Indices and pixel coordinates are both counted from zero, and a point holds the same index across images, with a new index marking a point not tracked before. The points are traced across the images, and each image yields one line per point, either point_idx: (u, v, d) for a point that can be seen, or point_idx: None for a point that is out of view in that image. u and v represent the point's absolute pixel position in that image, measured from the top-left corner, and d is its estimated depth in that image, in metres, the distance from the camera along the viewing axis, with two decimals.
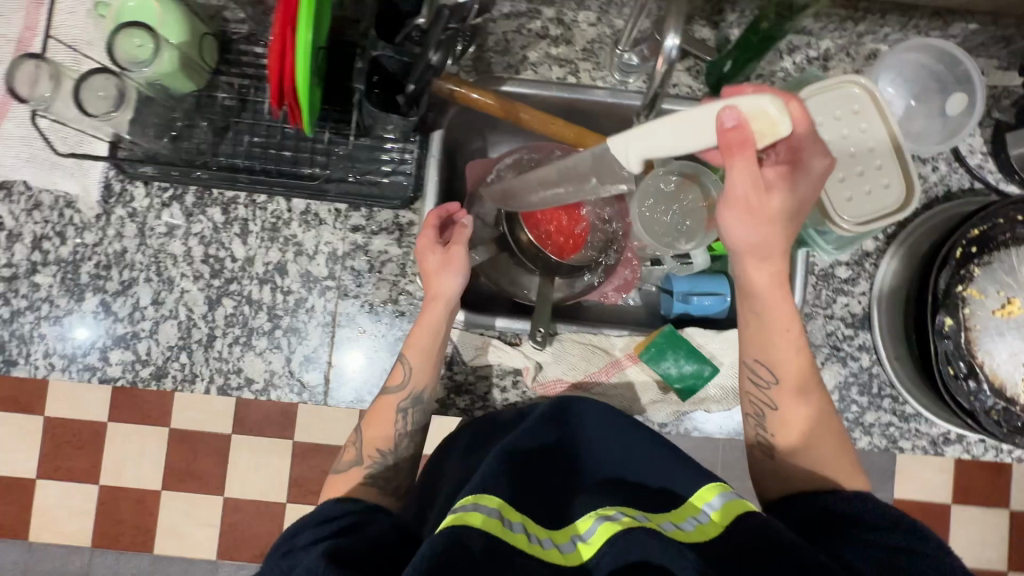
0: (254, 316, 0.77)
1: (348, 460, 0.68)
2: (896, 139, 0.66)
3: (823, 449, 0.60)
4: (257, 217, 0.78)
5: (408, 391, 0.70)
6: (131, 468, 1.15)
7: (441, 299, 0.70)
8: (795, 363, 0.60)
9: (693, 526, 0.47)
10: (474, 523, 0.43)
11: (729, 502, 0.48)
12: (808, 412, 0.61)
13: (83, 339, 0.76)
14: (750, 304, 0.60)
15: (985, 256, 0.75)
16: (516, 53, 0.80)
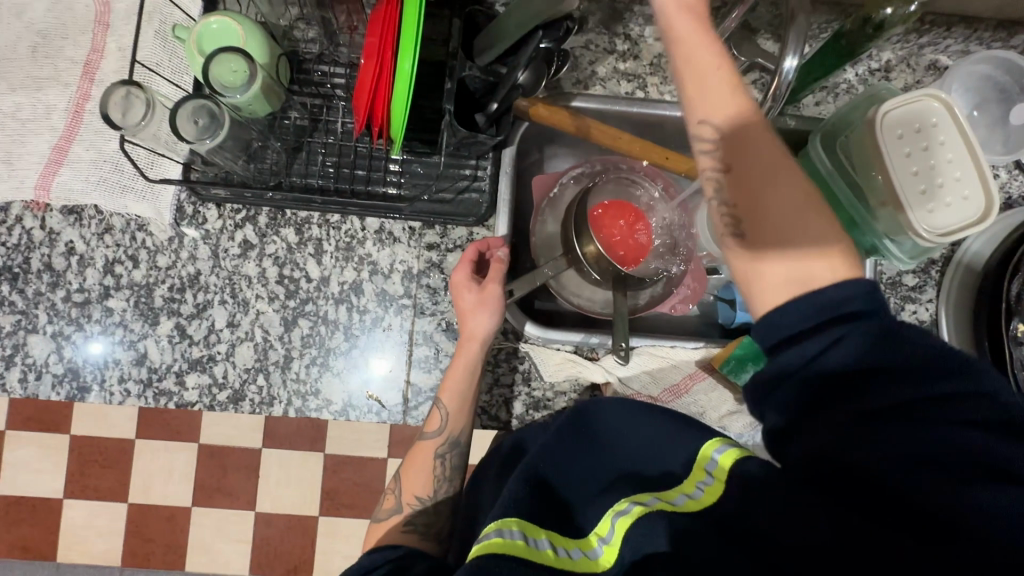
0: (330, 336, 0.77)
1: (388, 508, 0.69)
2: (975, 152, 0.68)
3: (811, 220, 0.49)
4: (332, 237, 0.77)
5: (445, 437, 0.70)
6: (161, 486, 0.94)
7: (476, 339, 0.70)
8: (750, 118, 0.52)
9: (702, 491, 0.48)
10: (496, 547, 0.46)
11: (728, 453, 0.50)
12: (790, 196, 0.49)
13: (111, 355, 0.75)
14: (682, 53, 0.54)
15: None
16: (585, 69, 0.81)
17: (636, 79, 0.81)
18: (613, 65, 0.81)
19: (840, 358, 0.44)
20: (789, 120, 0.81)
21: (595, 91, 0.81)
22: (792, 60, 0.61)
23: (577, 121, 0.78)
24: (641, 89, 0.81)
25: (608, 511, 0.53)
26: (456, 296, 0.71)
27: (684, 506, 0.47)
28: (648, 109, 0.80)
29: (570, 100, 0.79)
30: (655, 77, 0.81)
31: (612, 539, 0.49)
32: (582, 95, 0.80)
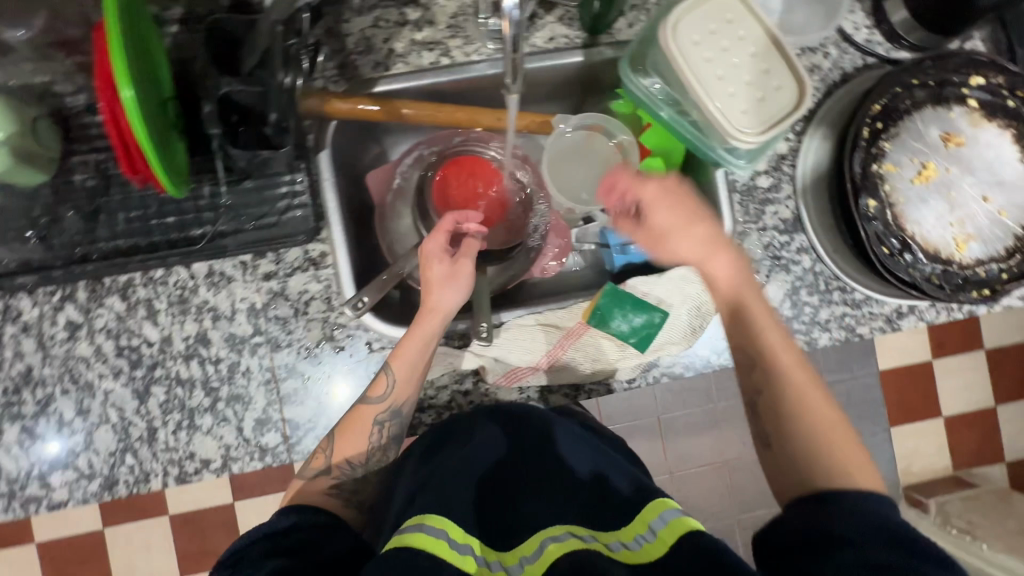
0: (190, 395, 0.73)
1: (315, 466, 0.67)
2: (776, 39, 0.65)
3: (818, 430, 0.59)
4: (161, 293, 0.72)
5: (388, 405, 0.68)
6: (143, 555, 1.31)
7: (439, 312, 0.68)
8: (770, 328, 0.63)
9: (639, 546, 0.52)
10: (417, 545, 0.50)
11: (676, 520, 0.53)
12: (800, 369, 0.61)
13: (59, 450, 0.71)
14: (741, 330, 0.64)
15: (891, 129, 0.75)
16: (380, 49, 0.75)
17: (438, 46, 0.76)
18: (410, 37, 0.76)
19: (814, 515, 0.52)
20: (604, 51, 0.77)
21: (397, 70, 0.76)
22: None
23: (382, 107, 0.73)
24: (445, 56, 0.76)
25: (536, 534, 0.56)
26: (424, 264, 0.70)
27: (618, 555, 0.52)
28: (458, 76, 0.76)
29: (373, 87, 0.75)
30: (457, 39, 0.76)
31: (534, 561, 0.53)
32: (384, 78, 0.75)
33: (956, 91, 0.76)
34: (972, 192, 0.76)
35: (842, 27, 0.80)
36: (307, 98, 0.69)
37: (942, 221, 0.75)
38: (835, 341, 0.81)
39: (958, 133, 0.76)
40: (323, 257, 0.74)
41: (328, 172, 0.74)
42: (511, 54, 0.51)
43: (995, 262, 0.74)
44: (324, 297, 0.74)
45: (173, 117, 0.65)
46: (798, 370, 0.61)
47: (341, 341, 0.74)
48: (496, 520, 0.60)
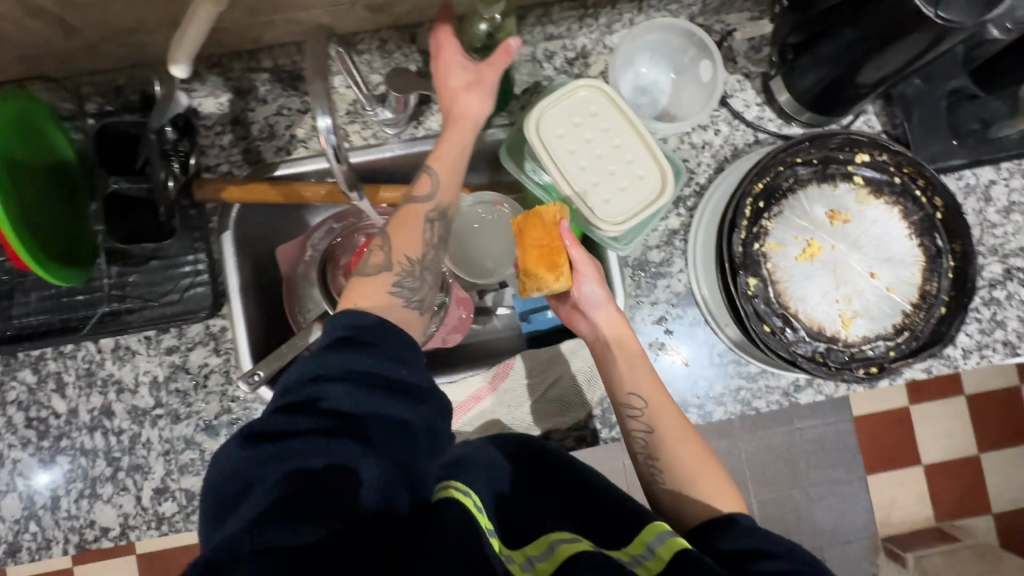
0: (93, 465, 0.76)
1: None
2: (638, 130, 0.67)
3: (700, 464, 0.66)
4: (70, 366, 0.77)
5: None
6: None
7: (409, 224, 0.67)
8: (667, 415, 0.68)
9: (639, 563, 0.52)
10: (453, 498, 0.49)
11: (672, 539, 0.53)
12: (681, 427, 0.68)
13: (44, 482, 0.76)
14: (649, 415, 0.68)
15: (774, 207, 0.76)
16: (283, 135, 0.80)
17: (337, 131, 0.80)
18: (311, 123, 0.80)
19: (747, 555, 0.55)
20: (496, 132, 0.82)
21: (299, 153, 0.80)
22: (322, 117, 0.58)
23: (282, 192, 0.78)
24: (344, 139, 0.81)
25: (545, 535, 0.56)
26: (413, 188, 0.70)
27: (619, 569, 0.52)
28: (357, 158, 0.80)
29: (274, 171, 0.79)
30: (355, 124, 0.80)
31: (545, 560, 0.52)
32: (285, 163, 0.80)
33: (841, 169, 0.77)
34: (859, 269, 0.76)
35: (732, 105, 0.83)
36: (202, 188, 0.75)
37: (827, 298, 0.75)
38: (731, 414, 0.81)
39: (843, 211, 0.77)
40: (223, 332, 0.78)
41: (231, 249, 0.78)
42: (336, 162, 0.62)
43: (883, 339, 0.75)
44: (222, 370, 0.78)
45: (79, 211, 0.72)
46: (687, 437, 0.67)
47: (238, 414, 0.77)
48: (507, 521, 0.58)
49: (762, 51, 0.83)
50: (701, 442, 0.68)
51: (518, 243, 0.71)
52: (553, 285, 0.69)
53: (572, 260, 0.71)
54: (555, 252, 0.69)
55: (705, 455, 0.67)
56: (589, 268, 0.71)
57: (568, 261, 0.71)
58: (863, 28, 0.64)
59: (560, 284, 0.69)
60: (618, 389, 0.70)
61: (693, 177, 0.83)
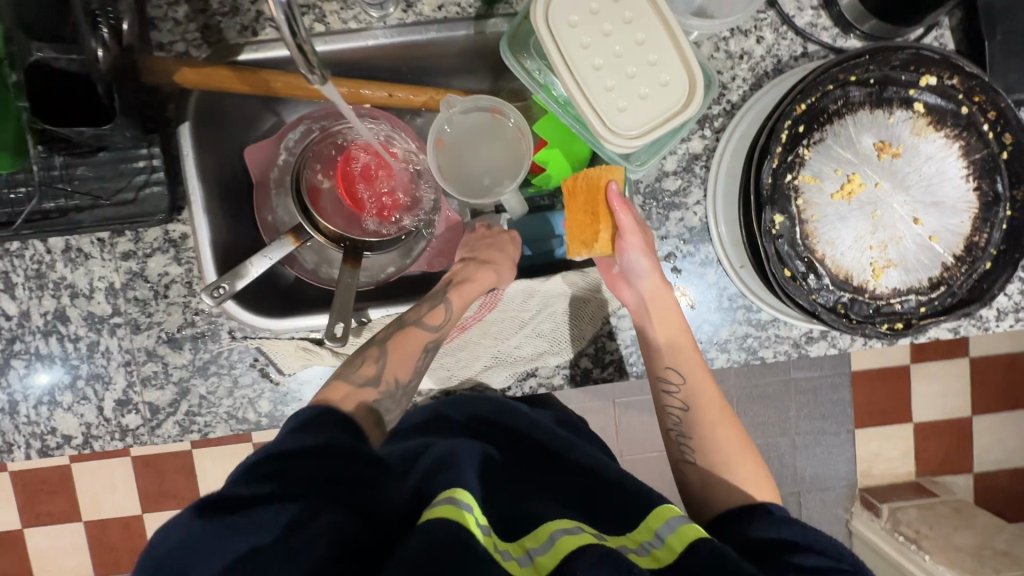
0: (50, 370, 0.72)
1: None
2: (668, 25, 0.56)
3: (741, 456, 0.65)
4: (17, 266, 0.70)
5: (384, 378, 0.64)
6: (108, 496, 1.46)
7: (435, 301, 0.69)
8: (705, 396, 0.67)
9: (648, 552, 0.49)
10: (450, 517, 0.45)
11: (684, 526, 0.50)
12: (718, 408, 0.67)
13: (45, 382, 0.72)
14: (687, 395, 0.67)
15: (815, 134, 0.66)
16: (248, 11, 0.68)
17: (312, 10, 0.69)
18: None
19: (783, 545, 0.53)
20: (498, 23, 0.69)
21: (265, 36, 0.69)
22: None
23: (244, 79, 0.67)
24: (319, 22, 0.69)
25: (545, 524, 0.51)
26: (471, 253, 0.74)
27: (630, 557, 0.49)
28: (333, 45, 0.69)
29: (237, 55, 0.68)
30: (333, 3, 0.68)
31: (546, 552, 0.47)
32: (250, 45, 0.68)
33: (900, 93, 0.66)
34: (902, 212, 0.67)
35: (781, 7, 0.70)
36: (152, 68, 0.65)
37: (860, 244, 0.67)
38: (734, 362, 0.75)
39: (894, 143, 0.66)
40: (184, 239, 0.71)
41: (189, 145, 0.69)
42: (293, 42, 0.44)
43: (915, 293, 0.67)
44: (184, 280, 0.71)
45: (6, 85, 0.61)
46: (725, 420, 0.67)
47: (202, 328, 0.71)
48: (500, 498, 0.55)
49: None
50: (736, 426, 0.67)
51: (566, 205, 0.69)
52: (585, 252, 0.68)
53: (620, 225, 0.65)
54: (598, 217, 0.66)
55: (740, 442, 0.66)
56: (634, 237, 0.65)
57: (603, 238, 0.66)
58: None
59: (598, 250, 0.67)
60: (658, 360, 0.67)
61: (723, 94, 0.71)
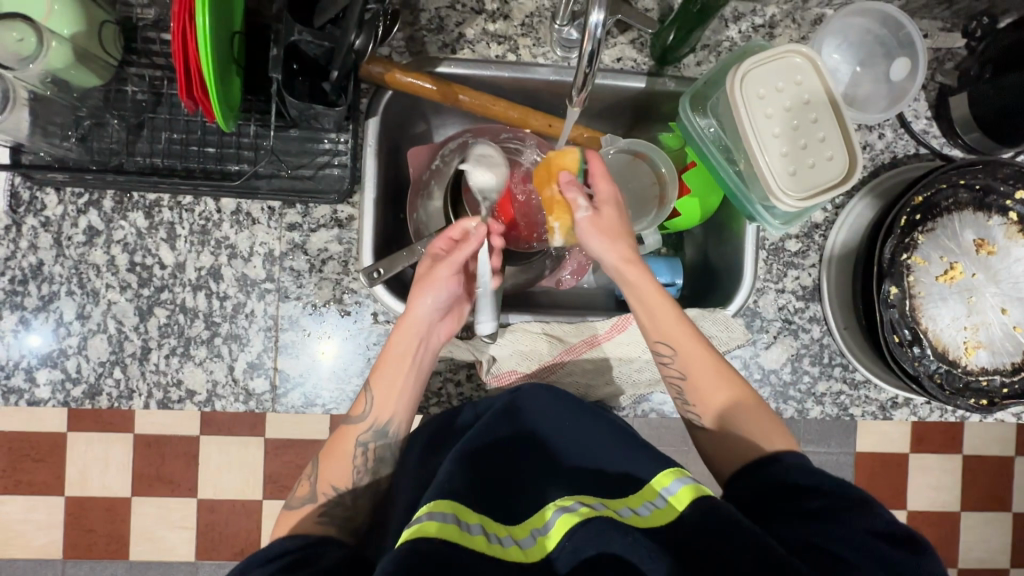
0: (189, 324, 0.73)
1: (302, 494, 0.64)
2: (839, 111, 0.66)
3: (755, 412, 0.65)
4: (184, 220, 0.73)
5: (371, 424, 0.68)
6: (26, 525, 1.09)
7: (410, 322, 0.69)
8: (696, 358, 0.67)
9: (649, 510, 0.54)
10: (430, 532, 0.47)
11: (688, 487, 0.54)
12: (710, 364, 0.66)
13: (37, 345, 0.71)
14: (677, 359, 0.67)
15: (928, 223, 0.76)
16: (451, 31, 0.76)
17: (507, 41, 0.77)
18: (482, 26, 0.76)
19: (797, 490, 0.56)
20: (667, 82, 0.78)
21: (463, 55, 0.76)
22: (596, 12, 0.48)
23: (439, 88, 0.74)
24: (512, 52, 0.77)
25: (546, 508, 0.56)
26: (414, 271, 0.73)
27: (628, 519, 0.53)
28: (520, 74, 0.77)
29: (435, 66, 0.75)
30: (527, 38, 0.77)
31: (546, 534, 0.53)
32: (448, 61, 0.75)
33: (999, 201, 0.77)
34: (992, 302, 0.76)
35: (902, 114, 0.81)
36: (371, 64, 0.71)
37: (956, 323, 0.75)
38: (825, 415, 0.81)
39: (991, 242, 0.77)
40: (349, 221, 0.75)
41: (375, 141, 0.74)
42: (582, 70, 0.52)
43: (999, 373, 0.75)
44: (341, 259, 0.75)
45: (235, 53, 0.67)
46: (726, 381, 0.66)
47: (349, 306, 0.75)
48: (500, 490, 0.59)
49: (944, 64, 0.81)
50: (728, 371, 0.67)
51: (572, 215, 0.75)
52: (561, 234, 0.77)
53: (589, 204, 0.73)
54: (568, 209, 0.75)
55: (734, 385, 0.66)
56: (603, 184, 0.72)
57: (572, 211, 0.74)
58: None
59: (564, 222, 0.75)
60: (648, 334, 0.69)
61: None
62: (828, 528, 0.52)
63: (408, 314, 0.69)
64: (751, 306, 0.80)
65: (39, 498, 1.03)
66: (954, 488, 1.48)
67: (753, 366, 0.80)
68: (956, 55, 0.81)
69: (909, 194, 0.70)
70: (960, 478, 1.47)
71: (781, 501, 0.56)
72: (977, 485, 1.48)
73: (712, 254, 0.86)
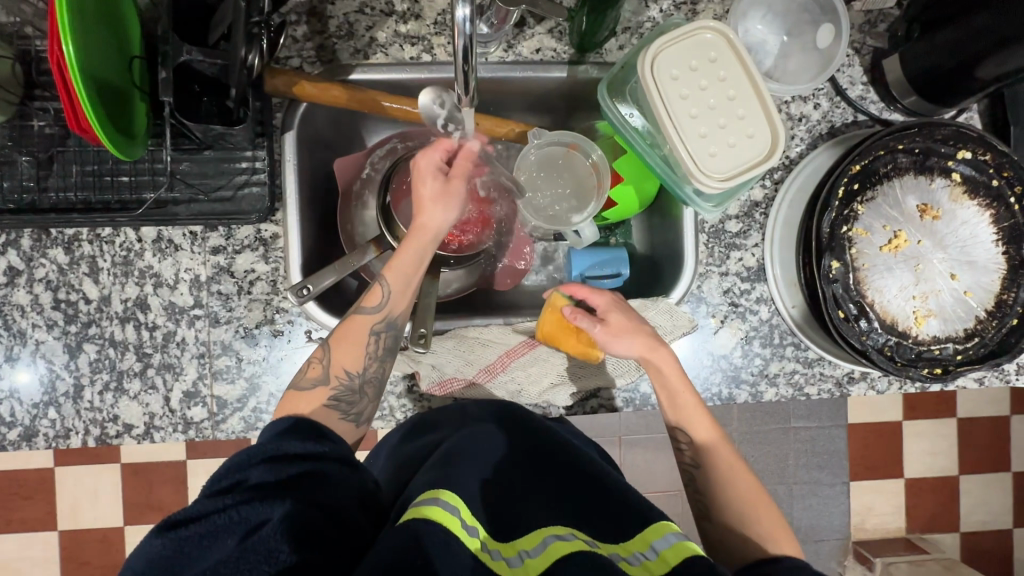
0: (121, 357, 0.72)
1: (313, 376, 0.63)
2: (757, 84, 0.63)
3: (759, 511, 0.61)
4: (106, 252, 0.72)
5: (385, 314, 0.66)
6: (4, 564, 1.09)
7: (430, 233, 0.68)
8: (719, 453, 0.65)
9: (638, 562, 0.50)
10: (434, 518, 0.47)
11: (680, 544, 0.50)
12: (733, 463, 0.65)
13: (26, 382, 0.71)
14: (699, 456, 0.66)
15: (867, 192, 0.73)
16: (362, 36, 0.74)
17: (421, 41, 0.75)
18: (393, 28, 0.74)
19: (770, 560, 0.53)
20: (589, 70, 0.76)
21: (377, 60, 0.74)
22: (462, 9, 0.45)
23: (352, 95, 0.71)
24: (427, 52, 0.75)
25: (540, 529, 0.52)
26: (416, 179, 0.68)
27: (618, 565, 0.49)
28: (437, 75, 0.74)
29: (349, 74, 0.73)
30: (441, 37, 0.75)
31: (537, 556, 0.48)
32: (362, 67, 0.73)
33: (940, 163, 0.74)
34: (940, 268, 0.74)
35: (837, 80, 0.79)
36: (274, 77, 0.69)
37: (903, 293, 0.73)
38: (781, 397, 0.79)
39: (935, 206, 0.75)
40: (274, 239, 0.73)
41: (447, 111, 0.72)
42: (461, 67, 0.49)
43: (952, 341, 0.73)
44: (269, 279, 0.73)
45: (135, 79, 0.65)
46: (747, 481, 0.64)
47: (281, 326, 0.73)
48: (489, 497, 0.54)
49: (878, 25, 0.79)
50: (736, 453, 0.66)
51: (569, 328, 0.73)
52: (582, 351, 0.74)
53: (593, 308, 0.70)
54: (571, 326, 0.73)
55: (737, 468, 0.64)
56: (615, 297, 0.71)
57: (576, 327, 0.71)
58: (1001, 17, 0.62)
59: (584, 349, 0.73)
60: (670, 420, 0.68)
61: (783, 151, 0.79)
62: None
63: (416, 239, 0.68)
64: (695, 292, 0.78)
65: None
66: (947, 453, 1.45)
67: (702, 352, 0.78)
68: (889, 15, 0.78)
69: (847, 160, 0.69)
70: (953, 443, 1.44)
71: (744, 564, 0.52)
72: (971, 448, 1.45)
73: (658, 241, 0.84)
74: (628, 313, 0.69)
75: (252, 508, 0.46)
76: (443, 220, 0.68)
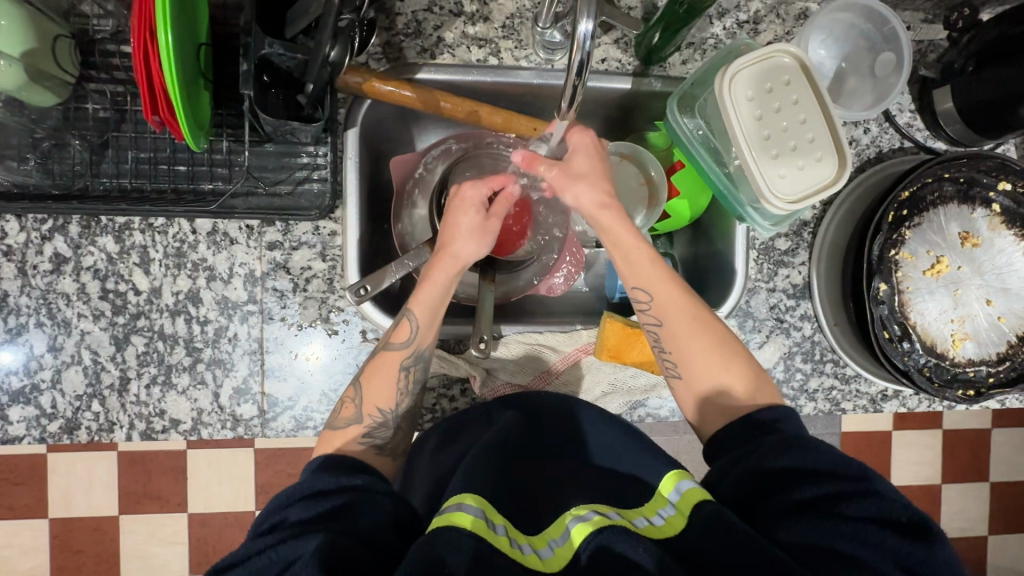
0: (170, 351, 0.70)
1: (345, 417, 0.62)
2: (828, 110, 0.65)
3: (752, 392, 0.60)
4: (158, 243, 0.70)
5: (413, 348, 0.64)
6: None
7: (457, 264, 0.67)
8: (693, 349, 0.62)
9: (664, 520, 0.49)
10: (458, 522, 0.46)
11: (692, 490, 0.50)
12: (707, 349, 0.62)
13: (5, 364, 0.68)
14: (675, 343, 0.63)
15: (915, 218, 0.76)
16: (429, 35, 0.73)
17: (488, 44, 0.74)
18: (461, 29, 0.73)
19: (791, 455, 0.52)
20: (653, 82, 0.76)
21: (442, 60, 0.73)
22: (586, 23, 0.47)
23: (419, 94, 0.70)
24: (493, 55, 0.74)
25: (563, 515, 0.52)
26: (456, 209, 0.69)
27: (643, 530, 0.49)
28: (502, 79, 0.74)
29: (414, 73, 0.72)
30: (508, 41, 0.74)
31: (563, 544, 0.48)
32: (428, 66, 0.72)
33: (982, 193, 0.77)
34: (977, 293, 0.78)
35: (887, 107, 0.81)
36: (349, 74, 0.67)
37: (943, 316, 0.76)
38: (818, 411, 0.82)
39: (976, 234, 0.78)
40: (332, 237, 0.72)
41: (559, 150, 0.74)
42: (572, 79, 0.51)
43: (985, 364, 0.77)
44: (326, 277, 0.72)
45: (202, 66, 0.63)
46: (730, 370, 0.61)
47: (337, 326, 0.73)
48: (521, 494, 0.55)
49: (927, 56, 0.81)
50: (714, 331, 0.62)
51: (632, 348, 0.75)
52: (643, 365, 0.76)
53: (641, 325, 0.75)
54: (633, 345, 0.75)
55: (716, 350, 0.62)
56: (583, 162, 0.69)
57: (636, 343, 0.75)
58: None
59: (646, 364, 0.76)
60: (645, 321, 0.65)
61: None
62: (831, 523, 0.47)
63: (440, 268, 0.66)
64: (743, 306, 0.80)
65: (26, 522, 1.01)
66: (933, 461, 1.49)
67: None
68: (939, 46, 0.81)
69: (903, 184, 0.70)
70: (943, 453, 1.49)
71: (770, 494, 0.50)
72: (960, 458, 1.50)
73: (704, 253, 0.85)
74: (589, 156, 0.69)
75: (292, 544, 0.45)
76: (467, 254, 0.67)
